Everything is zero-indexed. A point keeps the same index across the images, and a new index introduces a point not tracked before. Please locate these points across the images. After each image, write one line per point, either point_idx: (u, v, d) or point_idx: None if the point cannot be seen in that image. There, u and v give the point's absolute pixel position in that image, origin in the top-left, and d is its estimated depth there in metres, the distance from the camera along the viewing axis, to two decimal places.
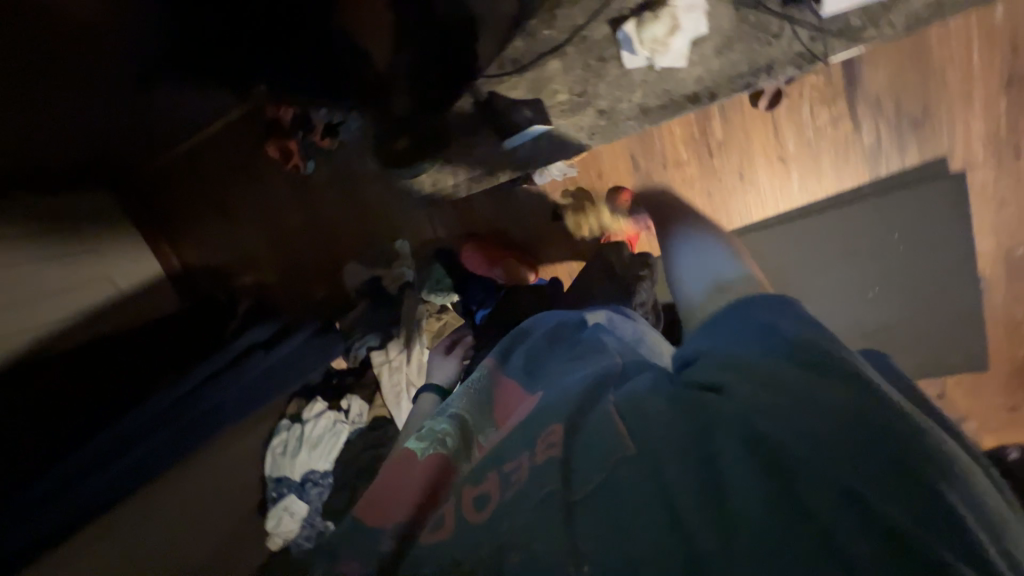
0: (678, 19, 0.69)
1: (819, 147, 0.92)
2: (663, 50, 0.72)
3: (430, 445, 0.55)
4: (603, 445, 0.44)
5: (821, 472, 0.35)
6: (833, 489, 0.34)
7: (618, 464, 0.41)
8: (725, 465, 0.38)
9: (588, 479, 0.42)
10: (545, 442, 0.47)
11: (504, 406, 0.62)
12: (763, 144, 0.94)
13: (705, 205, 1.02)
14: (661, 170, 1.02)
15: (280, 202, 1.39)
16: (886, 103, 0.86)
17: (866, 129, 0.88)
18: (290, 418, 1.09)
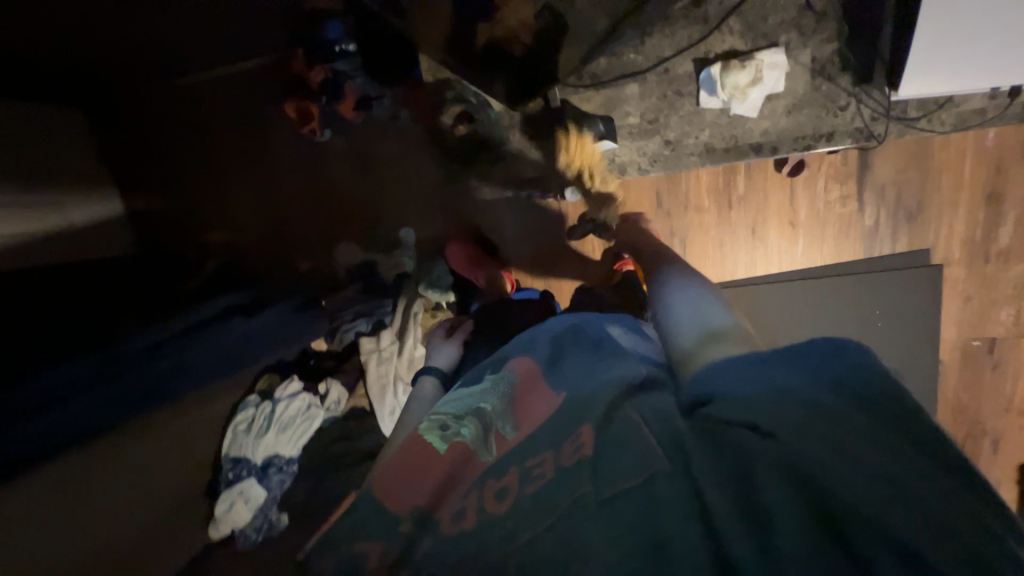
0: (762, 73, 0.92)
1: (826, 219, 1.00)
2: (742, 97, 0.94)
3: (452, 438, 0.56)
4: (630, 451, 0.46)
5: (854, 488, 0.35)
6: (865, 507, 0.35)
7: (647, 470, 0.43)
8: (755, 479, 0.39)
9: (615, 482, 0.44)
10: (573, 445, 0.51)
11: (521, 399, 0.62)
12: (778, 206, 1.02)
13: (715, 252, 1.08)
14: (681, 212, 1.07)
15: (283, 165, 1.31)
16: (889, 192, 0.95)
17: (869, 211, 0.97)
18: (258, 393, 0.97)
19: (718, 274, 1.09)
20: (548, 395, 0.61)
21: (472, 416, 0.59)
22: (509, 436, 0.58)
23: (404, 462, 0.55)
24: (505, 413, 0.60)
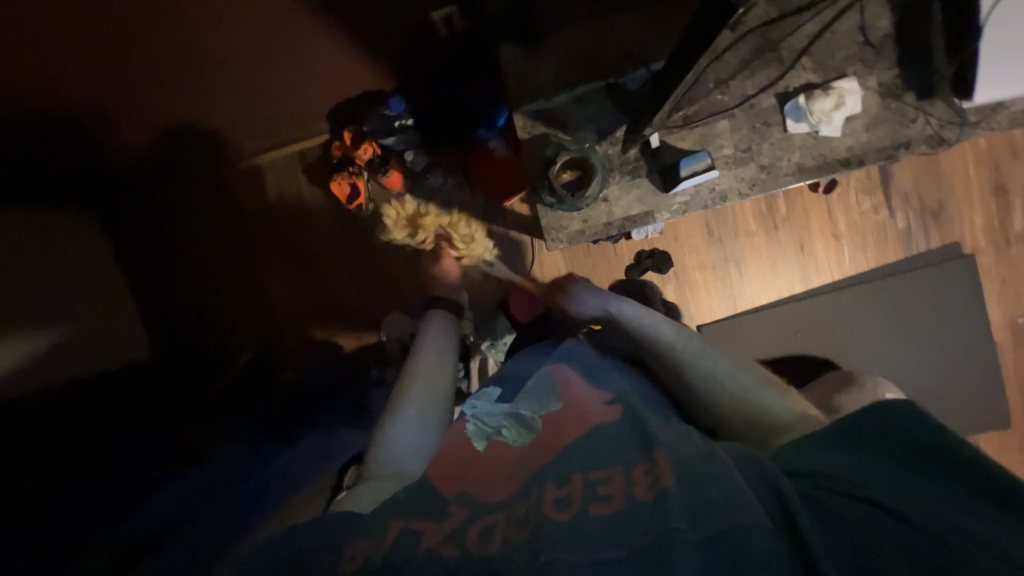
0: (851, 95, 0.70)
1: (864, 227, 1.10)
2: (831, 125, 0.71)
3: (487, 437, 0.61)
4: (724, 495, 0.40)
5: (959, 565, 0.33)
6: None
7: (747, 521, 0.37)
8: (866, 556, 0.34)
9: (719, 523, 0.37)
10: (652, 475, 0.45)
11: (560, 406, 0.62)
12: (820, 222, 1.11)
13: (770, 271, 1.13)
14: (732, 238, 1.13)
15: (318, 244, 1.28)
16: (912, 197, 1.07)
17: (899, 216, 1.08)
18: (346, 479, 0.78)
19: (777, 291, 1.14)
20: (591, 403, 0.61)
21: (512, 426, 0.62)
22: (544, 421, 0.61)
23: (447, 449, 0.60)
24: (538, 406, 0.64)
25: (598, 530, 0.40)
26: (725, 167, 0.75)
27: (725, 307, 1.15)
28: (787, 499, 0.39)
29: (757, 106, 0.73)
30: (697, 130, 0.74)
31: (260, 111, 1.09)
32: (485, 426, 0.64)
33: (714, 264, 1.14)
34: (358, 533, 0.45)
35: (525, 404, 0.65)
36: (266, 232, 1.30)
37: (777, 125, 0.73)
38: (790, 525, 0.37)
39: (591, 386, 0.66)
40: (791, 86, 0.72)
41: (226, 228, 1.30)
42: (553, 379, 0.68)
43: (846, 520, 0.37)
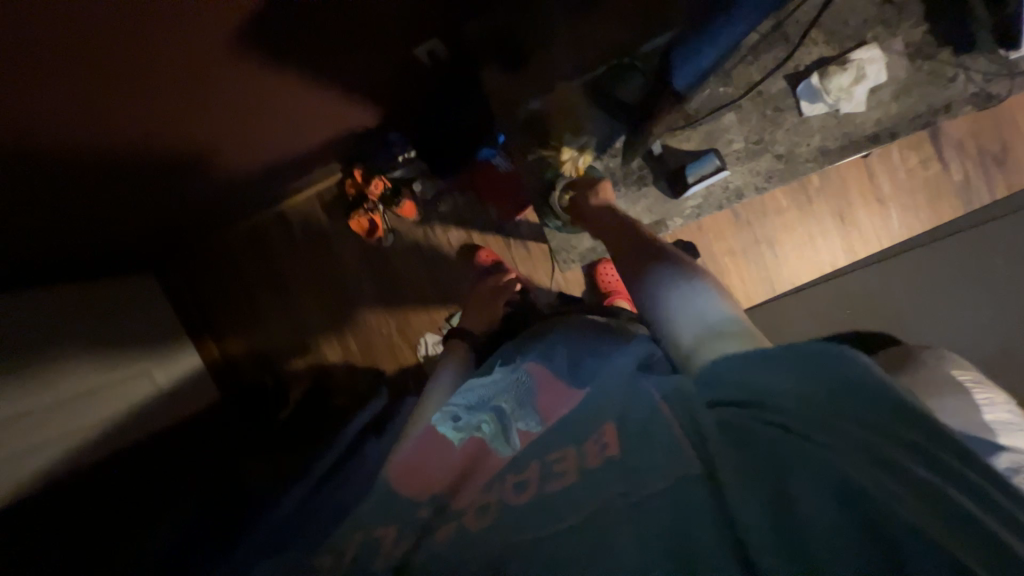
0: (867, 67, 0.68)
1: (913, 186, 1.00)
2: (850, 100, 0.70)
3: (466, 434, 0.61)
4: (661, 454, 0.45)
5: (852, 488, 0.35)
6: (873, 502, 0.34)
7: (679, 475, 0.42)
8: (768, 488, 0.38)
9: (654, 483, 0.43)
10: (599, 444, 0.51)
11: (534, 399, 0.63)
12: (860, 188, 1.02)
13: (808, 247, 1.06)
14: (761, 218, 1.06)
15: (347, 277, 1.34)
16: (967, 145, 0.97)
17: (954, 168, 0.98)
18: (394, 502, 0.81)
19: (817, 268, 1.06)
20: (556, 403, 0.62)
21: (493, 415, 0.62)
22: (527, 430, 0.60)
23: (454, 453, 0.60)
24: (523, 410, 0.62)
25: (550, 501, 0.46)
26: (738, 163, 0.73)
27: (761, 291, 1.09)
28: (716, 442, 0.43)
29: (767, 92, 0.72)
30: (703, 127, 0.73)
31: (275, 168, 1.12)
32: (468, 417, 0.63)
33: (745, 248, 1.08)
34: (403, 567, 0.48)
35: (510, 403, 0.63)
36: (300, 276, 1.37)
37: (791, 109, 0.71)
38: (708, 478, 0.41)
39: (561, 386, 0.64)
40: (802, 64, 0.70)
41: (263, 272, 1.39)
42: (536, 381, 0.65)
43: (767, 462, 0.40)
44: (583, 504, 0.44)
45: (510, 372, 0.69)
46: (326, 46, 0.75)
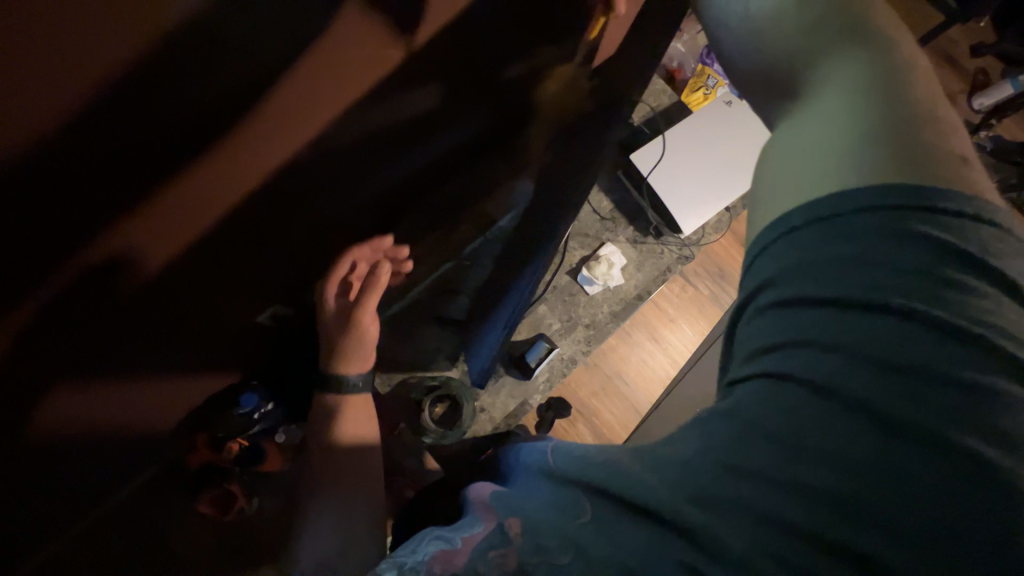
0: (638, 252, 0.93)
1: (685, 306, 1.31)
2: (677, 252, 0.94)
3: (436, 544, 0.45)
4: (556, 511, 0.40)
5: (830, 453, 0.33)
6: (837, 465, 0.33)
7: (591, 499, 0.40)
8: (747, 468, 0.35)
9: (582, 532, 0.38)
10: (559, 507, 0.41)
11: (484, 498, 0.48)
12: (656, 316, 1.29)
13: (643, 370, 1.26)
14: (602, 357, 1.25)
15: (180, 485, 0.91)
16: (702, 270, 1.34)
17: (702, 286, 1.33)
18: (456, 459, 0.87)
19: (661, 383, 1.26)
20: (516, 501, 0.44)
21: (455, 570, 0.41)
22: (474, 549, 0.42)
23: (550, 517, 0.40)
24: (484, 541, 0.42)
25: (539, 536, 0.39)
26: (561, 339, 0.88)
27: (630, 417, 1.23)
28: (684, 454, 0.38)
29: (558, 285, 0.90)
30: (523, 320, 0.88)
31: (118, 473, 0.94)
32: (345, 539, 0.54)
33: (603, 385, 1.24)
34: (941, 497, 0.31)
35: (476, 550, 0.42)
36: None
37: (579, 292, 0.90)
38: (650, 482, 0.38)
39: (510, 498, 0.45)
40: (573, 262, 0.91)
41: None
42: (468, 525, 0.46)
43: (780, 435, 0.35)
44: (550, 536, 0.39)
45: (477, 532, 0.44)
46: (196, 312, 0.71)
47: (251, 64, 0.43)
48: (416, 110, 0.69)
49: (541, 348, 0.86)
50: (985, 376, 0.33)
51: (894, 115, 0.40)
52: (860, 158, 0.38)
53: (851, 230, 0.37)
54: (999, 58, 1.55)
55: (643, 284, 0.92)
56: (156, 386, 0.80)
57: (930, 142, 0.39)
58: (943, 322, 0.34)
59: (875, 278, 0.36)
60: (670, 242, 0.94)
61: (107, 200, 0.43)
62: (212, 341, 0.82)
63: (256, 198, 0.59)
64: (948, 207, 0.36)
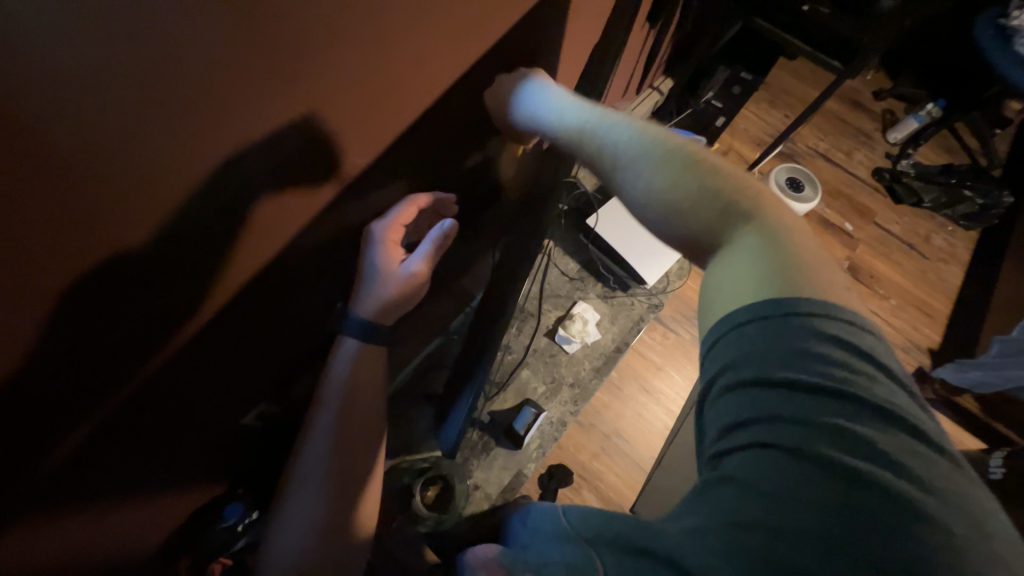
0: (609, 307, 0.97)
1: (669, 352, 1.33)
2: (646, 300, 0.98)
3: None
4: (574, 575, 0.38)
5: (807, 530, 0.36)
6: (816, 542, 0.35)
7: (610, 558, 0.39)
8: (742, 541, 0.36)
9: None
10: (580, 568, 0.39)
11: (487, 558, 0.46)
12: (643, 366, 1.30)
13: (639, 423, 1.24)
14: (596, 415, 1.24)
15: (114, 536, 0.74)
16: (679, 315, 1.38)
17: (682, 331, 1.36)
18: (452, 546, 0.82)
19: (660, 434, 1.23)
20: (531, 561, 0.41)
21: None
22: None
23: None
24: None
25: None
26: (549, 401, 0.89)
27: (635, 476, 1.19)
28: (684, 529, 0.39)
29: (538, 348, 0.92)
30: (508, 387, 0.89)
31: None
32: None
33: (602, 445, 1.21)
34: (904, 562, 0.34)
35: None
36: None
37: (560, 352, 0.92)
38: (669, 548, 0.38)
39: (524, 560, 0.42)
40: (550, 323, 0.94)
41: None
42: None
43: (770, 509, 0.37)
44: None
45: None
46: (183, 419, 0.72)
47: (243, 180, 0.51)
48: (383, 205, 0.76)
49: (528, 412, 0.86)
50: (914, 451, 0.38)
51: (787, 233, 0.48)
52: (775, 269, 0.45)
53: (786, 323, 0.42)
54: (898, 99, 1.77)
55: (621, 336, 0.95)
56: (138, 513, 0.77)
57: (820, 255, 0.47)
58: (874, 404, 0.39)
59: (817, 364, 0.40)
60: (637, 292, 0.99)
61: (117, 314, 0.49)
62: (199, 452, 0.81)
63: (245, 296, 0.64)
64: (850, 309, 0.43)
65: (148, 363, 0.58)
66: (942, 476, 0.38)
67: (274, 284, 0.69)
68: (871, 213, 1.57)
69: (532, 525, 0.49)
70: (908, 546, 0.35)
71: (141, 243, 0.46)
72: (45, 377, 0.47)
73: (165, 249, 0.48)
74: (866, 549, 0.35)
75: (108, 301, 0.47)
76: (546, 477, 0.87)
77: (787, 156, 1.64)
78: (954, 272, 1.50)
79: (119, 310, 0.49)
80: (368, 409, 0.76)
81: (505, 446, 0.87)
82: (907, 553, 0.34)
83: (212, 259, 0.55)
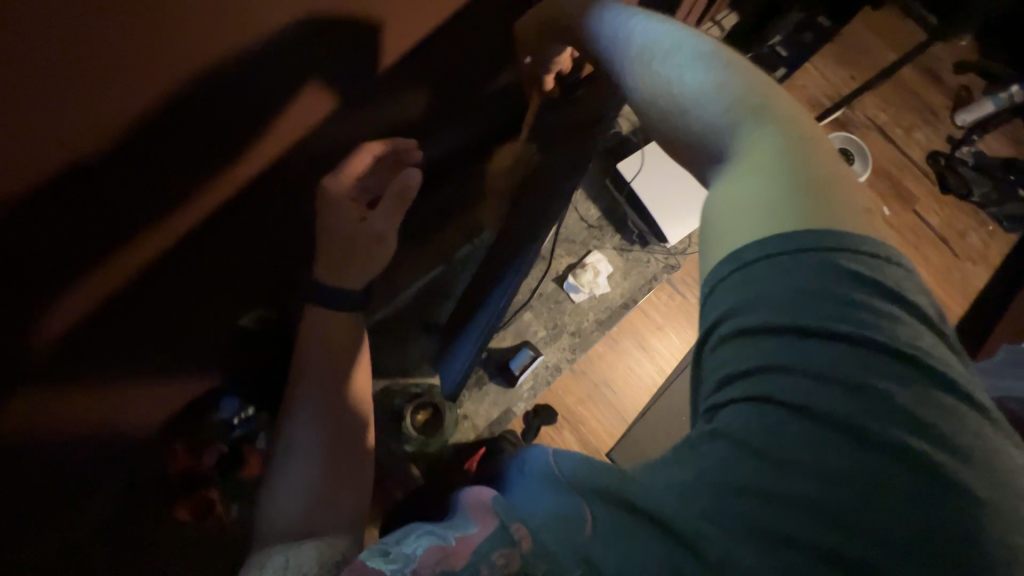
0: (624, 261, 0.93)
1: (673, 313, 1.31)
2: (663, 259, 0.94)
3: (420, 541, 0.42)
4: (558, 519, 0.39)
5: (796, 478, 0.36)
6: (804, 488, 0.35)
7: (593, 499, 0.39)
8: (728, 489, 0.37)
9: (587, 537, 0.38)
10: (568, 517, 0.39)
11: (477, 499, 0.44)
12: (644, 324, 1.30)
13: (630, 377, 1.26)
14: (589, 364, 1.25)
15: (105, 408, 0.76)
16: (690, 279, 1.34)
17: (690, 294, 1.33)
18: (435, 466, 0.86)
19: (648, 390, 1.26)
20: (519, 506, 0.41)
21: (454, 568, 0.39)
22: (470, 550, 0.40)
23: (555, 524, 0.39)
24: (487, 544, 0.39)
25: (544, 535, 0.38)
26: (547, 346, 0.88)
27: (617, 425, 1.23)
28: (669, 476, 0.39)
29: (544, 293, 0.90)
30: (508, 327, 0.88)
31: (99, 477, 0.93)
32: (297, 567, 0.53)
33: (590, 392, 1.24)
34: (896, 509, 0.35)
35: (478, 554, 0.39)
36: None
37: (565, 299, 0.90)
38: (652, 496, 0.38)
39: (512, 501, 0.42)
40: (560, 269, 0.91)
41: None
42: (464, 523, 0.43)
43: (759, 457, 0.37)
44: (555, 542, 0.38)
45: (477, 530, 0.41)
46: (181, 312, 0.71)
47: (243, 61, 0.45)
48: (399, 116, 0.69)
49: (524, 354, 0.85)
50: (925, 398, 0.36)
51: (813, 156, 0.43)
52: (802, 197, 0.40)
53: (805, 265, 0.38)
54: (981, 75, 1.58)
55: (630, 292, 0.92)
56: (137, 393, 0.79)
57: (851, 186, 0.43)
58: (886, 350, 0.37)
59: (830, 307, 0.37)
60: (656, 249, 0.94)
61: (111, 191, 0.47)
62: (196, 345, 0.82)
63: (246, 191, 0.61)
64: (874, 244, 0.39)
65: (148, 249, 0.56)
66: (955, 419, 0.36)
67: (278, 182, 0.64)
68: (913, 200, 1.47)
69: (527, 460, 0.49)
70: (903, 495, 0.35)
71: (135, 117, 0.43)
72: (38, 245, 0.46)
73: (163, 130, 0.46)
74: (855, 500, 0.35)
75: (98, 174, 0.45)
76: (534, 416, 0.89)
77: (842, 124, 1.50)
78: (981, 273, 1.44)
79: (113, 187, 0.47)
80: (343, 356, 0.74)
81: (498, 384, 0.88)
82: (899, 499, 0.35)
83: (212, 149, 0.51)
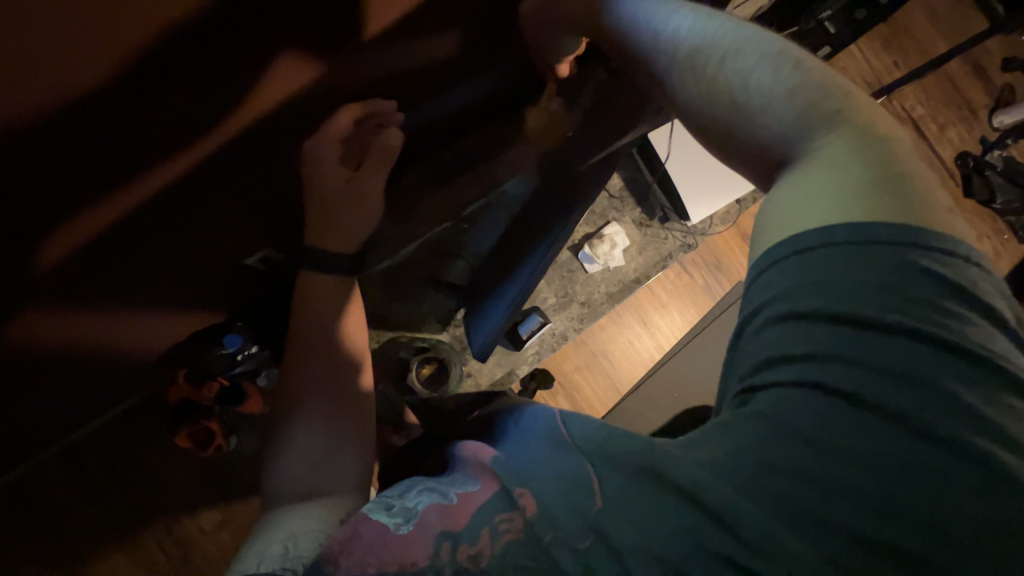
0: (641, 236, 0.91)
1: (678, 292, 1.31)
2: (680, 238, 0.93)
3: (422, 500, 0.45)
4: (567, 490, 0.40)
5: (849, 462, 0.36)
6: (859, 473, 0.36)
7: (611, 473, 0.40)
8: (773, 473, 0.37)
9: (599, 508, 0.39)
10: (575, 487, 0.40)
11: (478, 464, 0.47)
12: (648, 300, 1.30)
13: (628, 351, 1.27)
14: (590, 334, 1.26)
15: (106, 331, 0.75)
16: (699, 260, 1.33)
17: (697, 275, 1.33)
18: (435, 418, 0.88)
19: (643, 365, 1.28)
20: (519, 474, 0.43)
21: (455, 528, 0.40)
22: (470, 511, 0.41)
23: (563, 493, 0.40)
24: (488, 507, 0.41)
25: (553, 504, 0.39)
26: (555, 314, 0.88)
27: (609, 395, 1.25)
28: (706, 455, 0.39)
29: (557, 260, 0.88)
30: None
31: (100, 397, 0.94)
32: (302, 554, 0.50)
33: (587, 361, 1.25)
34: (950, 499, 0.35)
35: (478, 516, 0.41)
36: (124, 508, 1.06)
37: (578, 269, 0.89)
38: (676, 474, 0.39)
39: (513, 469, 0.43)
40: (576, 238, 0.89)
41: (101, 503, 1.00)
42: (466, 485, 0.45)
43: (810, 440, 0.37)
44: (564, 512, 0.39)
45: (478, 494, 0.43)
46: (189, 244, 0.69)
47: None
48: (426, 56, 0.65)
49: (532, 320, 0.85)
50: (983, 392, 0.37)
51: (891, 150, 0.43)
52: (867, 192, 0.40)
53: (873, 259, 0.39)
54: None
55: (644, 268, 0.92)
56: (142, 320, 0.79)
57: (925, 182, 0.42)
58: (947, 346, 0.37)
59: (893, 299, 0.38)
60: (674, 227, 0.92)
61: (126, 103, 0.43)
62: (202, 279, 0.80)
63: (262, 120, 0.57)
64: (947, 240, 0.39)
65: (161, 171, 0.53)
66: (1011, 413, 0.38)
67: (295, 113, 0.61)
68: None
69: (525, 431, 0.50)
70: (956, 485, 0.36)
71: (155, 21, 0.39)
72: (45, 154, 0.43)
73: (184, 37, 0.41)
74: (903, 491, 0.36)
75: (112, 81, 0.41)
76: (536, 381, 0.91)
77: None
78: None
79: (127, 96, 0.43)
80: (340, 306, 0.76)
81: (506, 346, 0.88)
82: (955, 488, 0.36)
83: (231, 64, 0.47)
